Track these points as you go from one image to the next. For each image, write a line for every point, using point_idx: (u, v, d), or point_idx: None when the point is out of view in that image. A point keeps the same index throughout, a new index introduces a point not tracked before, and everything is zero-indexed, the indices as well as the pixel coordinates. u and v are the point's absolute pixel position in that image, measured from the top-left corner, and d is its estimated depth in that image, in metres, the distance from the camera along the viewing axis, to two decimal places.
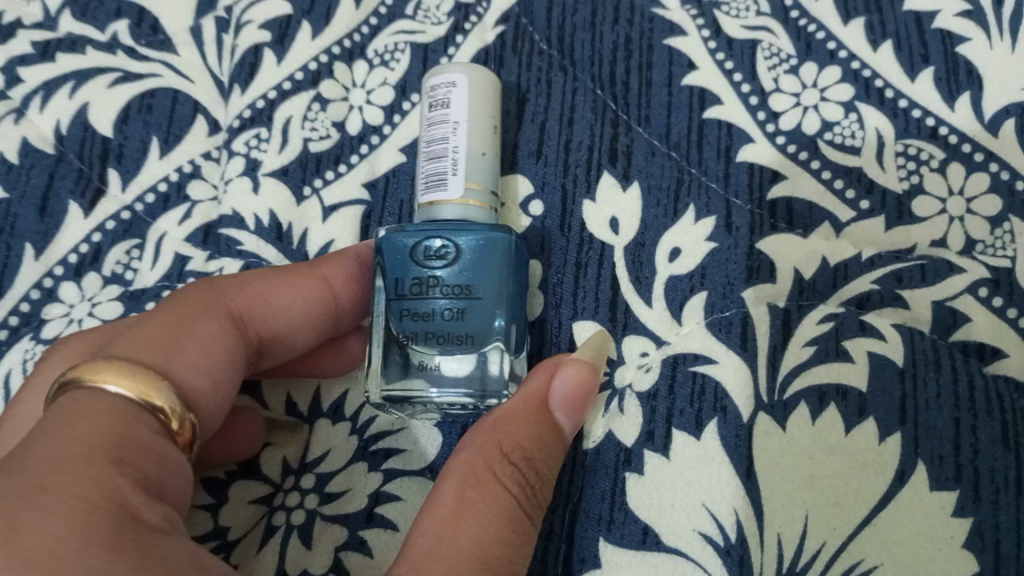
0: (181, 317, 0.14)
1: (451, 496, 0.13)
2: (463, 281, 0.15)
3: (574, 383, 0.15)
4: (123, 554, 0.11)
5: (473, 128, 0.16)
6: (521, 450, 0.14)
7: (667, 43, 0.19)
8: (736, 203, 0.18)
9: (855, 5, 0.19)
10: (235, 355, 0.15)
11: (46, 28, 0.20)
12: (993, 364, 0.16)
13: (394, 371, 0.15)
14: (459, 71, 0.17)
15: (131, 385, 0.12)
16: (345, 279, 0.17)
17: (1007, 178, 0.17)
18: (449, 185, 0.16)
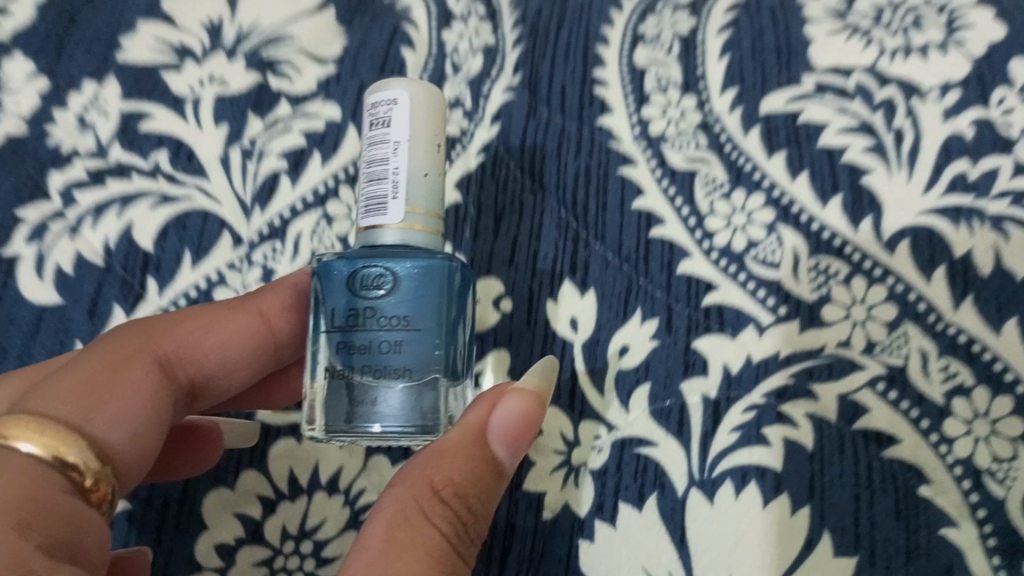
0: (98, 372, 0.16)
1: (381, 532, 0.15)
2: (401, 311, 0.17)
3: (511, 416, 0.16)
4: None
5: (413, 149, 0.17)
6: (451, 487, 0.15)
7: (620, 171, 0.23)
8: (677, 307, 0.21)
9: (778, 142, 0.23)
10: (156, 400, 0.17)
11: (97, 156, 0.24)
12: (889, 448, 0.19)
13: (341, 404, 0.17)
14: (400, 89, 0.18)
15: (44, 443, 0.14)
16: (282, 311, 0.20)
17: (901, 290, 0.20)
18: (389, 209, 0.17)
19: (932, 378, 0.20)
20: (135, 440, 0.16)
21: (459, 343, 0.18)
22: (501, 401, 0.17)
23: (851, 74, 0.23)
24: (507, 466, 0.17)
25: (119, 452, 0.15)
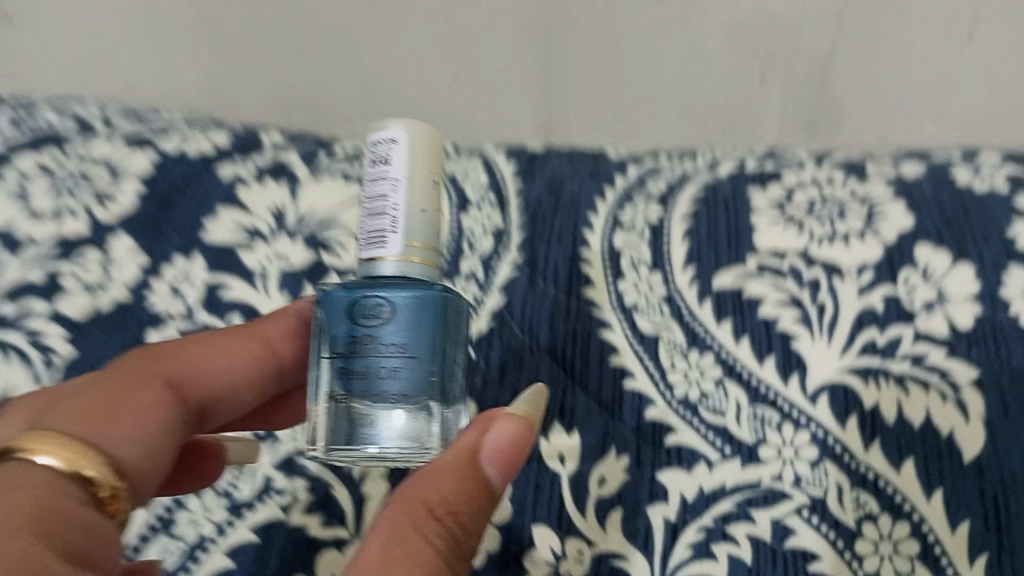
0: (107, 401, 0.20)
1: (379, 546, 0.17)
2: (399, 340, 0.20)
3: (500, 442, 0.19)
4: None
5: (410, 188, 0.20)
6: (444, 506, 0.18)
7: (601, 333, 0.29)
8: (645, 447, 0.27)
9: (725, 311, 0.29)
10: (165, 419, 0.21)
11: (187, 318, 0.31)
12: (813, 563, 0.24)
13: (345, 426, 0.21)
14: (399, 130, 0.21)
15: (66, 459, 0.17)
16: (282, 338, 0.26)
17: (821, 434, 0.26)
18: (389, 241, 0.20)
19: (846, 506, 0.25)
20: (139, 460, 0.19)
21: (448, 361, 0.21)
22: (492, 427, 0.19)
23: (784, 257, 0.30)
24: (497, 486, 0.19)
25: (127, 467, 0.19)
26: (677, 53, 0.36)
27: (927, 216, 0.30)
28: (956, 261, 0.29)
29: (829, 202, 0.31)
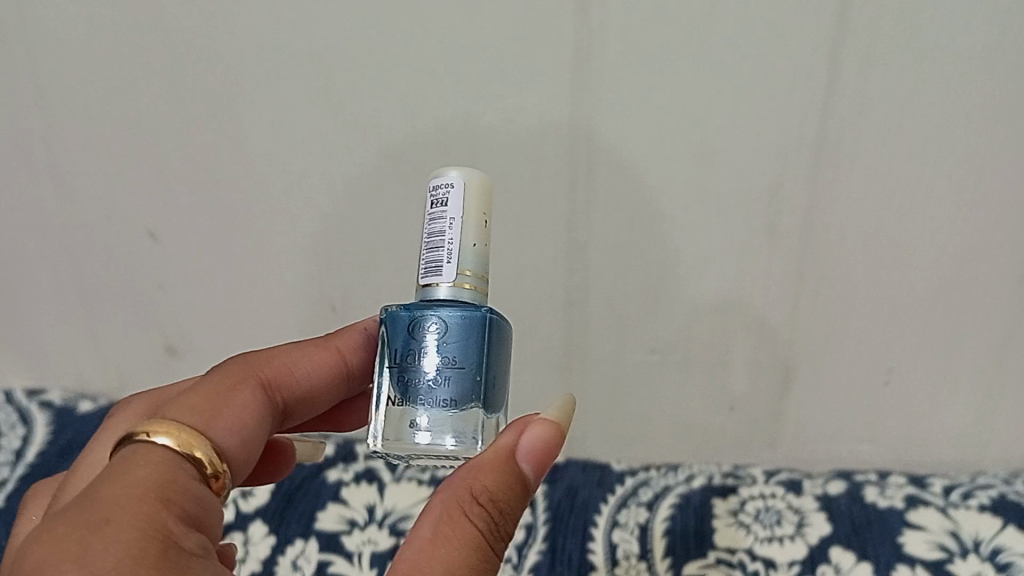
0: (213, 405, 0.33)
1: (437, 526, 0.28)
2: (448, 352, 0.32)
3: (533, 443, 0.30)
4: (151, 548, 0.25)
5: (461, 225, 0.33)
6: (485, 495, 0.29)
7: None
8: None
9: None
10: (253, 409, 0.35)
11: None
12: None
13: (404, 421, 0.32)
14: (455, 179, 0.33)
15: (174, 442, 0.30)
16: (353, 350, 0.41)
17: None
18: (444, 267, 0.32)
19: None
20: (236, 444, 0.33)
21: (482, 374, 0.32)
22: (527, 433, 0.30)
23: (735, 552, 0.45)
24: (529, 472, 0.30)
25: (225, 449, 0.32)
26: (658, 368, 0.54)
27: (841, 525, 0.46)
28: (860, 559, 0.44)
29: (770, 510, 0.47)
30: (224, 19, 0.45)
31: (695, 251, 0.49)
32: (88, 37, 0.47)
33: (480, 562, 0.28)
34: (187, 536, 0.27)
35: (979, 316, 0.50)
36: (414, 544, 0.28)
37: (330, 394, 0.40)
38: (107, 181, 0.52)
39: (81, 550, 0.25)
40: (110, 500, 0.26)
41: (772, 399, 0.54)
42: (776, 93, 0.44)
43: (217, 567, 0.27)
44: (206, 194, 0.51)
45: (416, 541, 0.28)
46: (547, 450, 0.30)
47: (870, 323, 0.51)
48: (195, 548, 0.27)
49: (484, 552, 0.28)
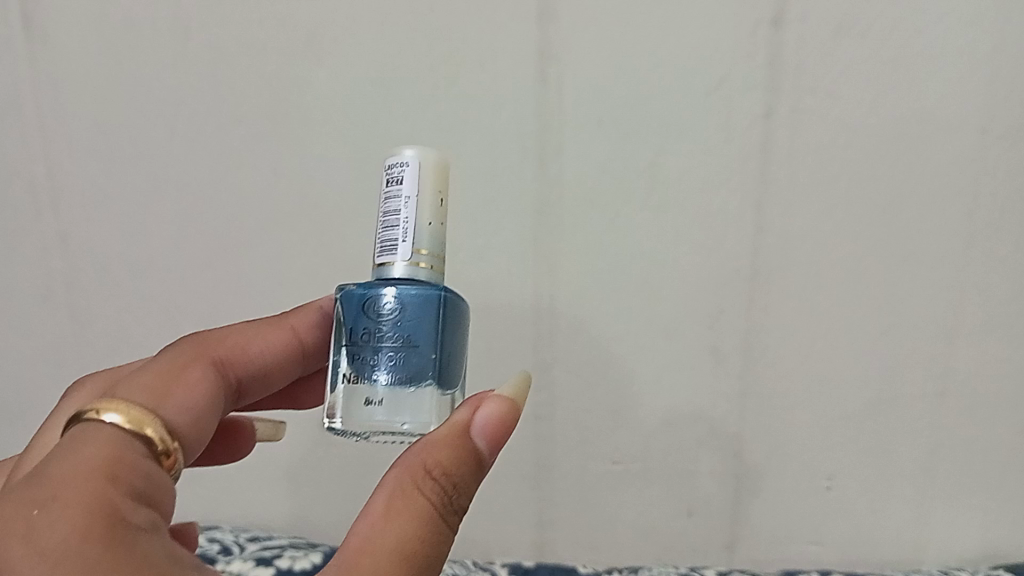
0: (163, 383, 0.33)
1: (390, 499, 0.29)
2: (405, 328, 0.32)
3: (486, 418, 0.31)
4: (94, 528, 0.25)
5: (416, 206, 0.33)
6: (438, 469, 0.29)
7: None
8: None
9: None
10: (207, 385, 0.35)
11: None
12: None
13: (360, 402, 0.32)
14: (410, 157, 0.34)
15: (124, 420, 0.30)
16: (308, 329, 0.43)
17: None
18: (400, 246, 0.33)
19: None
20: (186, 422, 0.33)
21: (439, 351, 0.33)
22: (482, 409, 0.31)
23: None
24: (483, 445, 0.31)
25: (175, 428, 0.32)
26: (620, 477, 0.57)
27: None
28: None
29: None
30: (233, 172, 0.52)
31: (649, 369, 0.54)
32: (112, 185, 0.53)
33: (433, 534, 0.29)
34: (136, 511, 0.27)
35: (909, 428, 0.54)
36: (366, 517, 0.29)
37: (285, 369, 0.42)
38: (100, 290, 0.55)
39: (23, 528, 0.25)
40: (57, 478, 0.27)
41: (726, 506, 0.57)
42: (713, 232, 0.51)
43: (168, 541, 0.27)
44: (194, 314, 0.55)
45: (367, 514, 0.29)
46: (501, 426, 0.31)
47: (811, 434, 0.55)
48: (145, 525, 0.27)
49: (437, 524, 0.29)
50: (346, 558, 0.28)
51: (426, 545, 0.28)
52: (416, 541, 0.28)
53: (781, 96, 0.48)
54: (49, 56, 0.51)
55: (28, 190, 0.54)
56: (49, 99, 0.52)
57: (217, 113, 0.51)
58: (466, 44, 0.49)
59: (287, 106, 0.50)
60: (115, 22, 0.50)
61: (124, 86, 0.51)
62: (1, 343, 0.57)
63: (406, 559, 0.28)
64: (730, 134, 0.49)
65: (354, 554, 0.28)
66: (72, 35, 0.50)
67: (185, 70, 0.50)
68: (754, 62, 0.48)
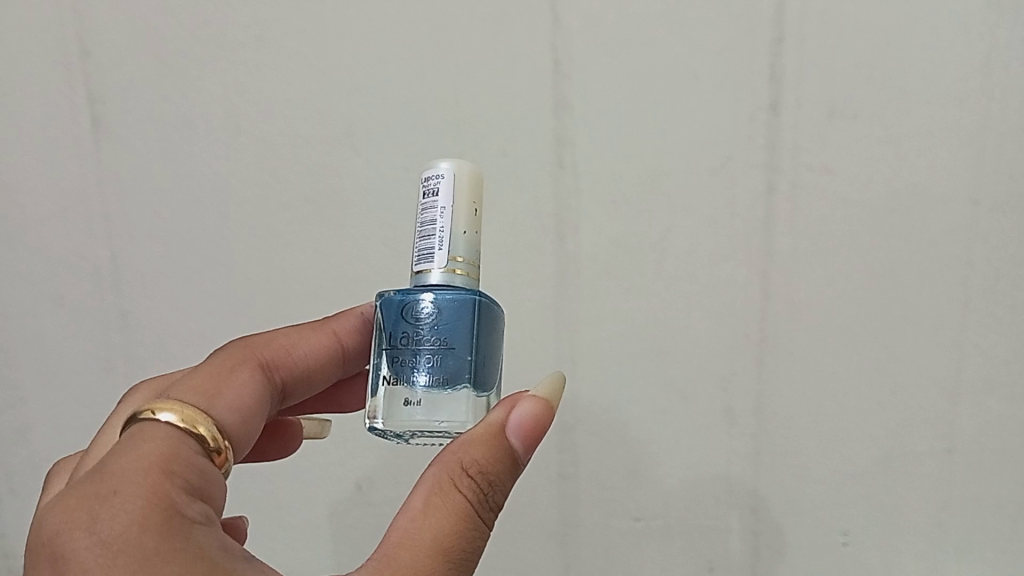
0: (213, 387, 0.38)
1: (430, 497, 0.33)
2: (441, 331, 0.35)
3: (522, 419, 0.34)
4: (151, 521, 0.30)
5: (452, 217, 0.36)
6: (474, 470, 0.33)
7: None
8: None
9: None
10: (254, 389, 0.39)
11: None
12: None
13: (401, 402, 0.35)
14: (447, 172, 0.37)
15: (178, 420, 0.34)
16: (350, 334, 0.46)
17: None
18: (437, 254, 0.36)
19: None
20: (235, 421, 0.37)
21: (473, 352, 0.35)
22: (518, 410, 0.35)
23: None
24: (519, 443, 0.34)
25: (225, 426, 0.36)
26: (642, 533, 0.60)
27: None
28: None
29: None
30: (277, 252, 0.56)
31: (666, 429, 0.57)
32: (168, 265, 0.58)
33: (468, 529, 0.32)
34: (189, 505, 0.31)
35: (919, 484, 0.57)
36: (406, 513, 0.33)
37: (329, 372, 0.45)
38: (155, 362, 0.59)
39: (91, 519, 0.30)
40: (120, 474, 0.31)
41: (745, 561, 0.59)
42: (722, 299, 0.54)
43: (218, 532, 0.32)
44: None
45: (410, 509, 0.33)
46: (536, 425, 0.34)
47: (823, 490, 0.57)
48: (197, 515, 0.31)
49: (472, 520, 0.33)
50: (387, 551, 0.32)
51: (462, 539, 0.32)
52: (453, 537, 0.32)
53: (781, 173, 0.52)
54: (113, 151, 0.56)
55: (92, 272, 0.59)
56: (113, 189, 0.57)
57: (263, 200, 0.56)
58: (489, 131, 0.53)
59: (326, 190, 0.55)
60: (173, 119, 0.55)
61: (180, 176, 0.56)
62: (63, 414, 0.61)
63: (442, 553, 0.32)
64: (735, 209, 0.53)
65: (396, 546, 0.32)
66: (134, 132, 0.56)
67: (234, 160, 0.55)
68: (754, 143, 0.52)
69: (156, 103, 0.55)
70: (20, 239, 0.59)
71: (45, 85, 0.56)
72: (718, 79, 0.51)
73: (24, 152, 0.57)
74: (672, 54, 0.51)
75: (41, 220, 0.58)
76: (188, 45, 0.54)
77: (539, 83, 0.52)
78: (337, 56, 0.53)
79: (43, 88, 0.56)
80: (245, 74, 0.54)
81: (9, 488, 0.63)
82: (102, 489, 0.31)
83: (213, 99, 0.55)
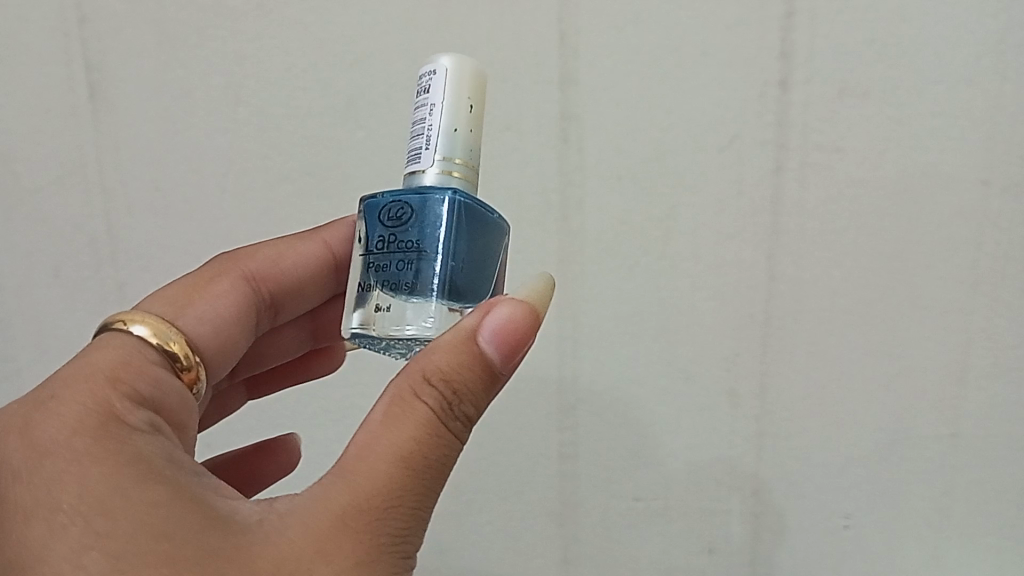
0: (186, 303, 0.42)
1: (392, 408, 0.32)
2: (414, 234, 0.34)
3: (495, 324, 0.32)
4: (87, 426, 0.32)
5: (449, 115, 0.35)
6: (439, 379, 0.32)
7: None
8: None
9: None
10: (225, 306, 0.44)
11: None
12: None
13: (372, 309, 0.35)
14: (444, 68, 0.36)
15: (144, 332, 0.38)
16: (337, 244, 0.49)
17: None
18: (433, 155, 0.35)
19: None
20: (199, 327, 0.41)
21: (444, 258, 0.34)
22: (493, 314, 0.33)
23: None
24: (493, 348, 0.32)
25: (192, 340, 0.41)
26: (642, 514, 0.59)
27: None
28: None
29: None
30: (278, 227, 0.56)
31: (668, 409, 0.57)
32: (167, 239, 0.57)
33: (431, 439, 0.32)
34: (134, 409, 0.34)
35: (922, 469, 0.56)
36: (369, 425, 0.32)
37: (318, 281, 0.49)
38: None
39: (30, 423, 0.33)
40: (69, 380, 0.34)
41: (746, 544, 0.59)
42: (728, 280, 0.54)
43: (164, 443, 0.34)
44: None
45: (372, 420, 0.33)
46: (512, 330, 0.32)
47: (827, 473, 0.57)
48: (140, 423, 0.33)
49: (435, 429, 0.32)
50: (347, 462, 0.32)
51: (424, 447, 0.32)
52: (412, 446, 0.31)
53: (790, 152, 0.51)
54: (111, 121, 0.55)
55: (90, 244, 0.58)
56: (110, 160, 0.56)
57: (263, 173, 0.55)
58: (492, 105, 0.52)
59: (327, 164, 0.54)
60: (172, 89, 0.54)
61: (178, 147, 0.55)
62: None
63: (401, 462, 0.31)
64: (742, 187, 0.52)
65: (355, 457, 0.32)
66: (133, 103, 0.55)
67: (233, 131, 0.54)
68: (763, 120, 0.51)
69: (156, 73, 0.54)
70: (16, 209, 0.58)
71: (42, 53, 0.55)
72: (727, 54, 0.50)
73: (20, 120, 0.56)
74: (680, 28, 0.50)
75: (37, 189, 0.57)
76: (187, 14, 0.53)
77: (544, 56, 0.51)
78: (339, 27, 0.52)
79: (40, 56, 0.55)
80: (245, 44, 0.53)
81: None
82: (49, 396, 0.34)
83: (213, 70, 0.54)
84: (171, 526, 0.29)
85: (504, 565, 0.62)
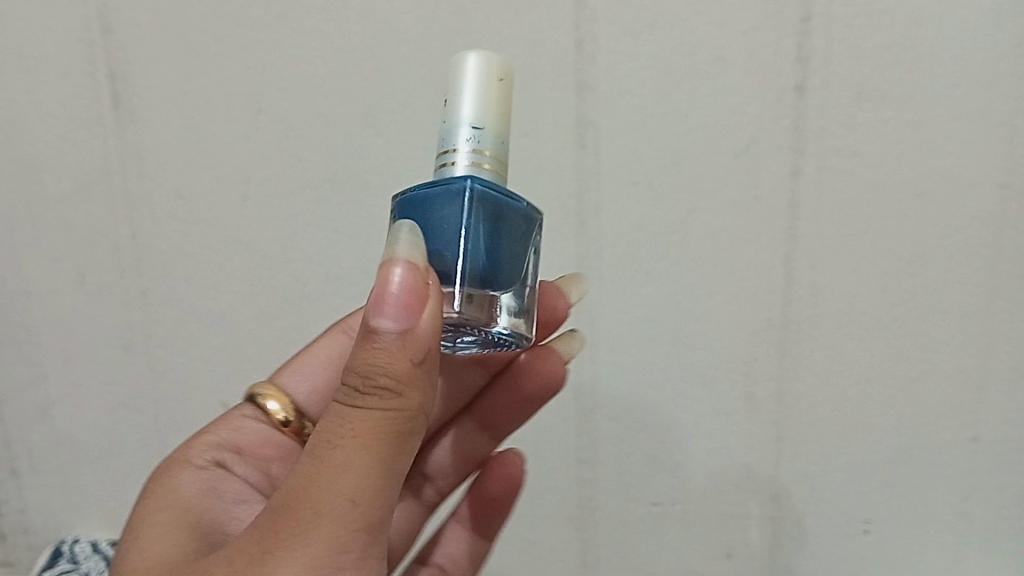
0: (301, 362, 0.49)
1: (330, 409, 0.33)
2: None
3: (380, 292, 0.32)
4: (166, 462, 0.45)
5: (472, 108, 0.35)
6: (350, 366, 0.32)
7: None
8: None
9: None
10: (326, 362, 0.49)
11: None
12: None
13: None
14: (468, 63, 0.36)
15: (267, 398, 0.49)
16: None
17: None
18: (462, 150, 0.35)
19: None
20: (303, 388, 0.48)
21: None
22: (381, 282, 0.32)
23: None
24: (388, 316, 0.32)
25: (301, 400, 0.48)
26: (660, 518, 0.59)
27: None
28: None
29: None
30: (297, 233, 0.56)
31: (686, 414, 0.57)
32: (190, 246, 0.58)
33: (347, 423, 0.32)
34: (205, 450, 0.46)
35: (942, 473, 0.56)
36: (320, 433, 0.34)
37: None
38: (178, 341, 0.60)
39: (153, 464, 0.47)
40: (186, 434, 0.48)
41: (765, 548, 0.59)
42: (745, 284, 0.54)
43: (213, 477, 0.45)
44: (263, 363, 0.60)
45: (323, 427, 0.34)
46: (403, 293, 0.32)
47: (846, 477, 0.57)
48: (203, 460, 0.45)
49: (349, 413, 0.32)
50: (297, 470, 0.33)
51: (332, 427, 0.32)
52: (330, 434, 0.32)
53: (807, 156, 0.51)
54: (135, 131, 0.56)
55: (114, 251, 0.59)
56: (134, 168, 0.57)
57: (284, 180, 0.56)
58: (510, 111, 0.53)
59: (346, 171, 0.55)
60: (194, 97, 0.55)
61: (200, 155, 0.56)
62: (85, 392, 0.63)
63: (319, 452, 0.32)
64: (759, 192, 0.52)
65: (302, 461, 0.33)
66: (156, 112, 0.56)
67: (255, 139, 0.55)
68: (780, 125, 0.51)
69: (178, 82, 0.55)
70: (42, 217, 0.59)
71: (66, 62, 0.56)
72: (743, 59, 0.50)
73: (45, 130, 0.57)
74: (697, 34, 0.50)
75: (62, 198, 0.58)
76: (210, 23, 0.54)
77: (561, 63, 0.52)
78: (358, 36, 0.53)
79: (65, 67, 0.56)
80: (266, 53, 0.54)
81: (31, 464, 0.65)
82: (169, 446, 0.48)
83: (235, 79, 0.54)
84: (156, 542, 0.38)
85: (523, 568, 0.62)
